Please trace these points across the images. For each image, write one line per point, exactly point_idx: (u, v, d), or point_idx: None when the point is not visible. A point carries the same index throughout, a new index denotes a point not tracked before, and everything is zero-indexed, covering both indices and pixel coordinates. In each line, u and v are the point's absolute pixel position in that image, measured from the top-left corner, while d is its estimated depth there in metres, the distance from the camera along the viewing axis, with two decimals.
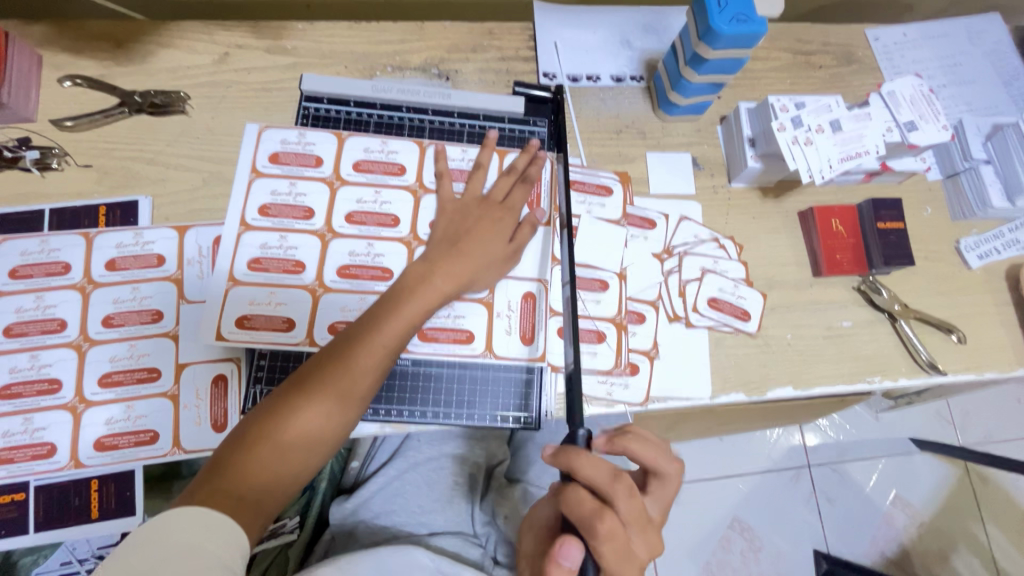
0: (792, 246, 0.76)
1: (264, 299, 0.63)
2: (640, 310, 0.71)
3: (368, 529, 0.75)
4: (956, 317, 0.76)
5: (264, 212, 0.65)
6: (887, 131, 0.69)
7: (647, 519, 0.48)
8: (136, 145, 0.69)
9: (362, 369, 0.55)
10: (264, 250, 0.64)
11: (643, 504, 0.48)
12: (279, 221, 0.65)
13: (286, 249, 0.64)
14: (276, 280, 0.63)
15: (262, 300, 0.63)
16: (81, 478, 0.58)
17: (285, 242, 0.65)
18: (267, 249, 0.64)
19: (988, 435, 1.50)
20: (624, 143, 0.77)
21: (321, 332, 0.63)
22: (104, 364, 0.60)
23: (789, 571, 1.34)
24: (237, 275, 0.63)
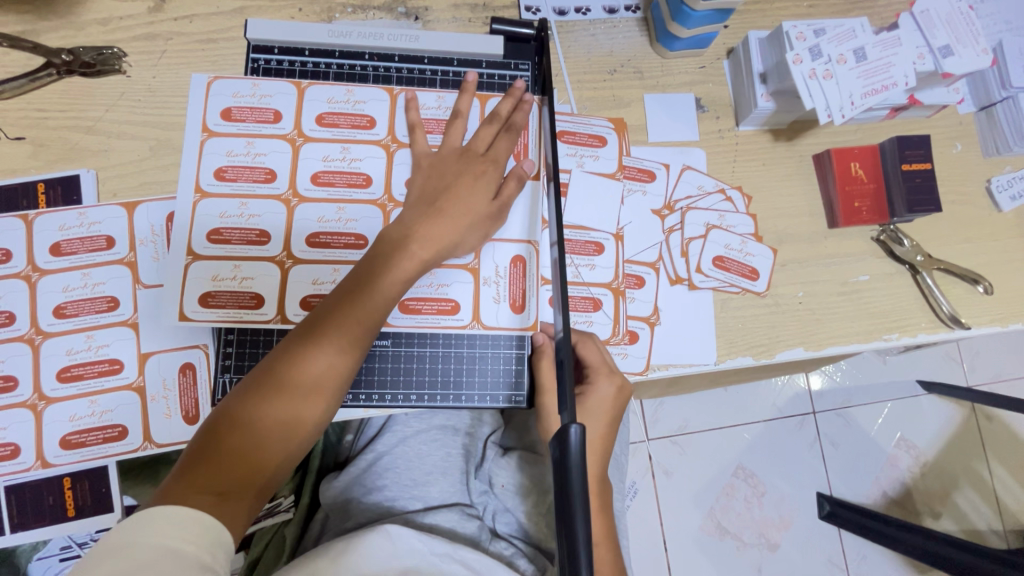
0: (806, 195, 0.69)
1: (228, 274, 0.57)
2: (639, 274, 0.65)
3: (362, 505, 0.73)
4: (983, 266, 0.70)
5: (219, 178, 0.59)
6: (919, 59, 0.61)
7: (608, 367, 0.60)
8: (71, 112, 0.61)
9: (354, 330, 0.51)
10: (224, 221, 0.58)
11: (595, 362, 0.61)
12: (238, 185, 0.59)
13: (247, 217, 0.58)
14: (240, 252, 0.58)
15: (226, 275, 0.57)
16: (51, 476, 0.56)
17: (246, 209, 0.58)
18: (226, 218, 0.58)
19: (997, 375, 1.48)
20: (618, 85, 0.69)
21: (293, 307, 0.58)
22: (61, 358, 0.56)
23: (791, 514, 1.36)
24: (195, 248, 0.57)
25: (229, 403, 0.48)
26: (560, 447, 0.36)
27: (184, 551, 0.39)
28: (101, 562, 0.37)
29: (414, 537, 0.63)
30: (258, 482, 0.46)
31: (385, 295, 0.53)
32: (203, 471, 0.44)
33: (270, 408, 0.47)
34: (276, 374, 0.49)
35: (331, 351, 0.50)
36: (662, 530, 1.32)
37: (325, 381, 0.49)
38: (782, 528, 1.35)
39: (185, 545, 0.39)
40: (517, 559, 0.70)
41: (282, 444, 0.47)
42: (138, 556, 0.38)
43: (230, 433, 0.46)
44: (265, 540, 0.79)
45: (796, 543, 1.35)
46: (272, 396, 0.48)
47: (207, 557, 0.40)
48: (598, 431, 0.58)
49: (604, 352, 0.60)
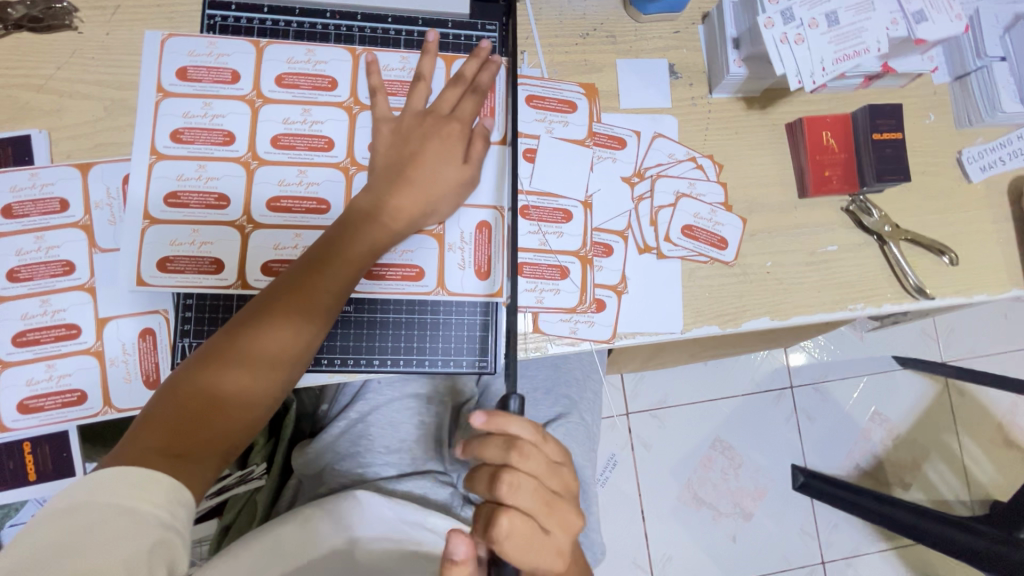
0: (777, 163, 0.68)
1: (187, 239, 0.56)
2: (607, 242, 0.65)
3: (334, 472, 0.74)
4: (950, 238, 0.70)
5: (173, 140, 0.57)
6: (893, 24, 0.60)
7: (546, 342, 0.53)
8: (21, 69, 0.59)
9: (325, 297, 0.51)
10: (179, 183, 0.57)
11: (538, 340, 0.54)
12: (195, 148, 0.57)
13: (206, 180, 0.57)
14: (198, 217, 0.57)
15: (185, 240, 0.56)
16: (11, 441, 0.55)
17: (204, 172, 0.57)
18: (183, 180, 0.57)
19: (970, 351, 1.51)
20: (591, 49, 0.67)
21: (253, 272, 0.57)
22: (16, 323, 0.55)
23: (765, 484, 1.39)
24: (152, 213, 0.56)
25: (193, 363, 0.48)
26: None
27: (139, 510, 0.39)
28: (49, 528, 0.36)
29: (383, 505, 0.64)
30: (218, 447, 0.46)
31: (358, 263, 0.53)
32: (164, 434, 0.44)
33: (235, 372, 0.47)
34: (242, 338, 0.48)
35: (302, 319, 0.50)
36: (639, 500, 1.35)
37: (292, 348, 0.49)
38: (756, 498, 1.38)
39: (139, 505, 0.39)
40: None
41: (244, 411, 0.47)
42: (91, 516, 0.37)
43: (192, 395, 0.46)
44: (237, 507, 0.78)
45: (769, 513, 1.38)
46: (238, 360, 0.47)
47: (166, 514, 0.40)
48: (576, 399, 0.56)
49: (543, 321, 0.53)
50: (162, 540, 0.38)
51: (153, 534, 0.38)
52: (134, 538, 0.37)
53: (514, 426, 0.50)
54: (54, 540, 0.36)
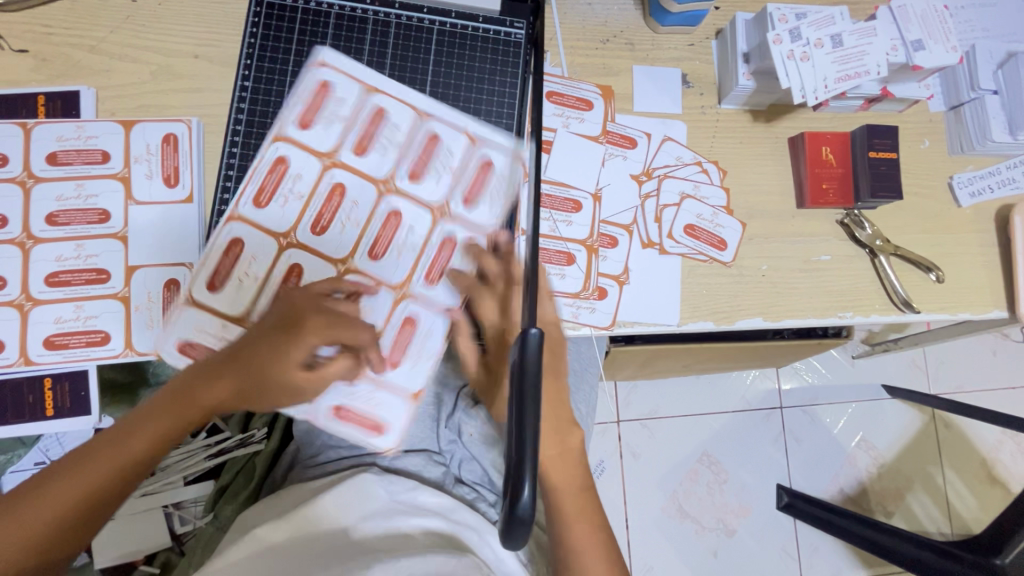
0: (778, 173, 0.72)
1: (288, 187, 0.60)
2: (613, 234, 0.68)
3: (333, 441, 0.77)
4: (939, 257, 0.74)
5: (179, 136, 0.62)
6: (892, 50, 0.64)
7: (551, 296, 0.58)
8: (77, 29, 0.63)
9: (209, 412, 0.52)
10: (179, 177, 0.61)
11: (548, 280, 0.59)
12: (195, 153, 0.61)
13: (288, 156, 0.61)
14: (259, 179, 0.60)
15: (252, 188, 0.60)
16: (34, 375, 0.58)
17: (287, 152, 0.61)
18: (190, 187, 0.61)
19: (957, 384, 1.54)
20: (609, 54, 0.71)
21: (265, 249, 0.60)
22: (49, 264, 0.58)
23: (749, 502, 1.41)
24: (136, 195, 0.60)
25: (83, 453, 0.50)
26: (519, 351, 0.39)
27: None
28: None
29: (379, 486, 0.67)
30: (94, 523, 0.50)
31: (269, 403, 0.52)
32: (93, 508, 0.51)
33: (142, 440, 0.51)
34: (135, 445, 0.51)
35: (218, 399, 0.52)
36: (625, 508, 1.37)
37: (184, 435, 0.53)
38: (739, 515, 1.40)
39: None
40: (480, 502, 0.76)
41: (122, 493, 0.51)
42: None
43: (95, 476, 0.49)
44: (236, 469, 0.81)
45: (752, 531, 1.40)
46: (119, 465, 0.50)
47: None
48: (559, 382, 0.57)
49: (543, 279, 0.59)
50: None
51: None
52: None
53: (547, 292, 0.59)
54: None
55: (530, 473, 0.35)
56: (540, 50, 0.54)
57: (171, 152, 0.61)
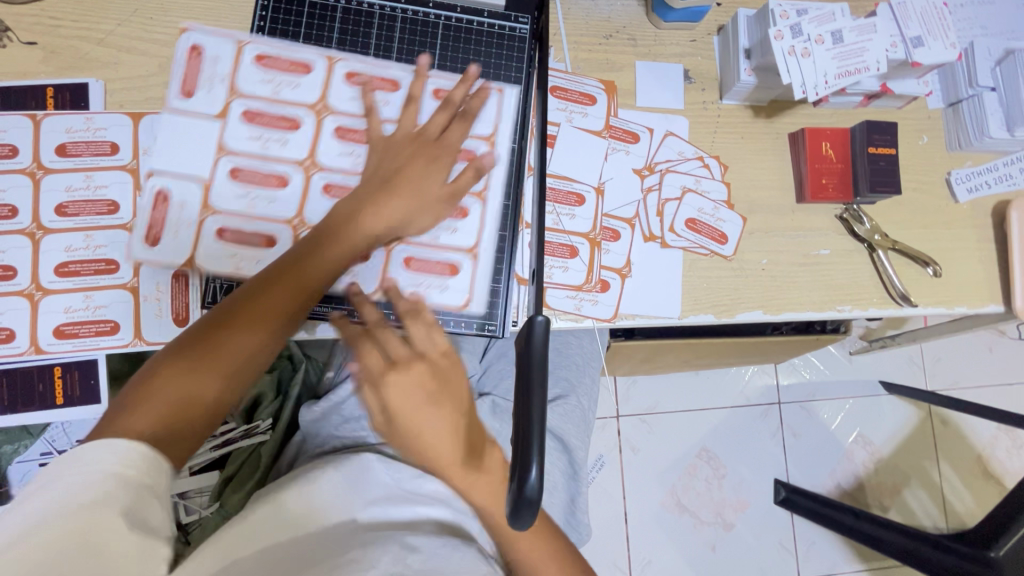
0: (779, 168, 0.73)
1: (272, 91, 0.62)
2: (615, 228, 0.69)
3: (337, 433, 0.78)
4: (936, 252, 0.75)
5: (271, 52, 0.63)
6: (892, 47, 0.65)
7: None
8: (84, 22, 0.63)
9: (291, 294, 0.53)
10: (254, 131, 0.61)
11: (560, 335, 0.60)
12: (286, 110, 0.62)
13: (296, 86, 0.63)
14: (272, 88, 0.62)
15: (254, 85, 0.62)
16: (44, 364, 0.59)
17: (297, 86, 0.63)
18: (256, 140, 0.61)
19: (953, 379, 1.55)
20: (612, 49, 0.72)
21: (228, 127, 0.61)
22: (59, 254, 0.59)
23: (748, 496, 1.42)
24: (225, 147, 0.61)
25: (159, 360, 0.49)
26: (525, 339, 0.40)
27: (152, 500, 0.40)
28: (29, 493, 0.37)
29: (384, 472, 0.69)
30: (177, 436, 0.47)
31: (325, 273, 0.55)
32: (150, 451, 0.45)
33: (226, 352, 0.50)
34: (214, 340, 0.50)
35: (303, 301, 0.54)
36: (625, 501, 1.38)
37: (251, 357, 0.51)
38: (738, 509, 1.41)
39: (128, 498, 0.38)
40: None
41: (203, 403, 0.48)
42: (79, 485, 0.37)
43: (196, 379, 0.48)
44: (240, 460, 0.80)
45: (750, 524, 1.41)
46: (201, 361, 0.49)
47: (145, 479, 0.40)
48: None
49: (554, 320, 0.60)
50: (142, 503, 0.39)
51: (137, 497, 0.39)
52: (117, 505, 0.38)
53: None
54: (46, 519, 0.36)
55: (536, 455, 0.35)
56: (546, 44, 0.55)
57: None
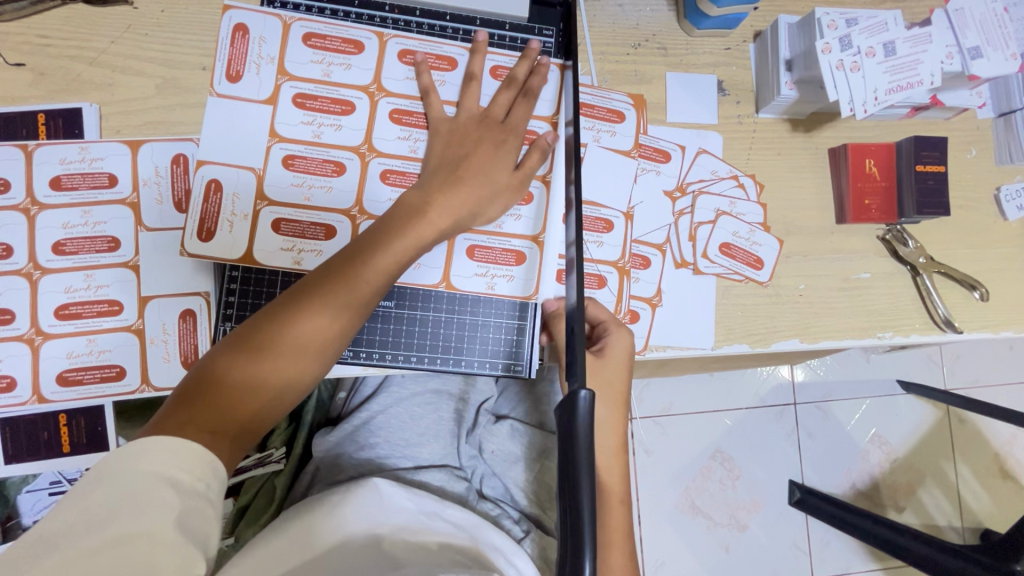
0: (818, 188, 0.69)
1: (321, 73, 0.58)
2: (645, 254, 0.65)
3: (353, 460, 0.75)
4: (980, 273, 0.71)
5: (319, 29, 0.58)
6: (948, 58, 0.60)
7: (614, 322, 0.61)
8: (75, 41, 0.58)
9: (355, 293, 0.49)
10: (307, 114, 0.57)
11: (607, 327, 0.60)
12: (338, 92, 0.58)
13: (344, 66, 0.58)
14: (323, 69, 0.58)
15: (302, 64, 0.58)
16: (47, 412, 0.56)
17: (349, 64, 0.58)
18: (309, 124, 0.57)
19: (975, 380, 1.52)
20: (641, 60, 0.67)
21: (280, 108, 0.57)
22: (58, 296, 0.55)
23: (761, 496, 1.39)
24: (279, 131, 0.57)
25: (216, 357, 0.47)
26: (568, 414, 0.36)
27: (201, 508, 0.40)
28: (84, 491, 0.38)
29: (405, 497, 0.67)
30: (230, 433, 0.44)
31: (387, 271, 0.51)
32: (174, 415, 0.43)
33: (277, 357, 0.47)
34: (271, 343, 0.47)
35: (364, 301, 0.50)
36: (638, 504, 1.35)
37: (309, 369, 0.48)
38: (751, 510, 1.38)
39: (179, 506, 0.38)
40: (504, 519, 0.74)
41: (269, 401, 0.47)
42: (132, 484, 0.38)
43: (250, 362, 0.46)
44: (254, 489, 0.79)
45: (764, 525, 1.38)
46: (258, 360, 0.46)
47: (201, 484, 0.40)
48: (612, 421, 0.59)
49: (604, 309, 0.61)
50: (196, 509, 0.39)
51: (191, 502, 0.39)
52: (171, 506, 0.38)
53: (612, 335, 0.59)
54: (92, 510, 0.37)
55: (589, 549, 0.32)
56: (575, 59, 0.51)
57: (181, 175, 0.58)
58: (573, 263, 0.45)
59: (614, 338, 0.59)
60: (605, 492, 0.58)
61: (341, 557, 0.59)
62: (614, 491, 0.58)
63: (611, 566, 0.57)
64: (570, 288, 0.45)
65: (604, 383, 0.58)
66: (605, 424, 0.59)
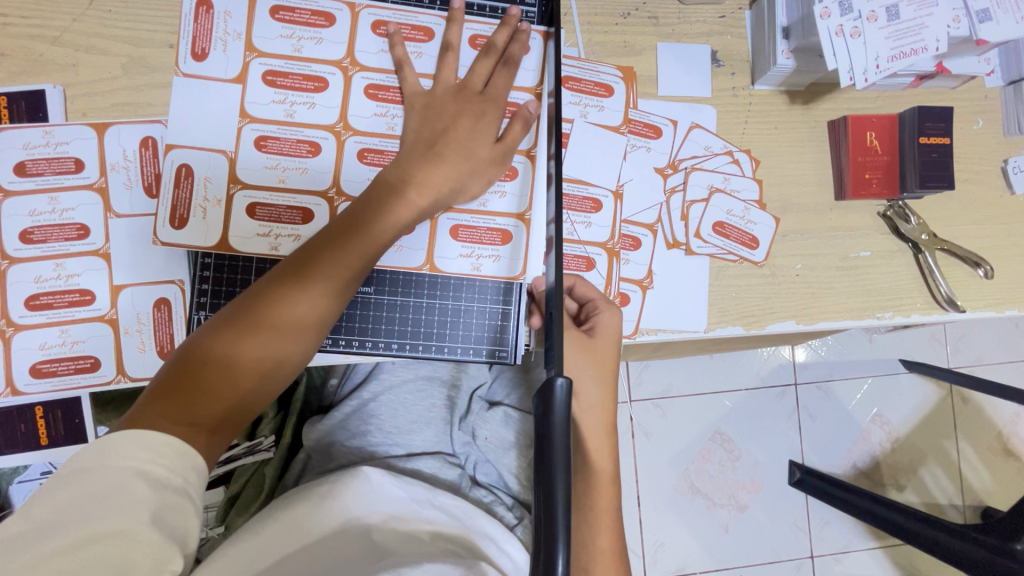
0: (816, 163, 0.66)
1: (290, 48, 0.55)
2: (636, 235, 0.63)
3: (344, 449, 0.74)
4: (985, 250, 0.68)
5: (287, 2, 0.55)
6: (954, 22, 0.56)
7: (606, 301, 0.59)
8: (34, 18, 0.56)
9: (338, 271, 0.47)
10: (278, 92, 0.55)
11: (600, 305, 0.58)
12: (310, 68, 0.55)
13: (315, 39, 0.56)
14: (294, 44, 0.55)
15: (270, 39, 0.55)
16: (22, 404, 0.55)
17: (319, 38, 0.56)
18: (281, 103, 0.55)
19: (979, 358, 1.50)
20: (630, 30, 0.64)
21: (249, 86, 0.55)
22: (28, 286, 0.54)
23: (762, 479, 1.38)
24: (249, 112, 0.54)
25: (192, 344, 0.45)
26: (543, 403, 0.35)
27: (180, 504, 0.38)
28: (55, 488, 0.36)
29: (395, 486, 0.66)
30: (213, 422, 0.42)
31: (371, 248, 0.49)
32: (151, 407, 0.41)
33: (259, 341, 0.45)
34: (252, 327, 0.45)
35: (348, 278, 0.48)
36: (637, 486, 1.35)
37: (295, 350, 0.47)
38: (752, 491, 1.38)
39: (156, 501, 0.36)
40: (497, 506, 0.74)
41: (254, 387, 0.45)
42: (106, 479, 0.36)
43: (230, 347, 0.44)
44: (244, 478, 0.78)
45: (764, 506, 1.38)
46: (239, 343, 0.44)
47: (179, 479, 0.38)
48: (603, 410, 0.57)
49: (592, 289, 0.59)
50: (175, 505, 0.37)
51: (168, 497, 0.37)
52: (147, 500, 0.36)
53: (604, 314, 0.58)
54: (63, 510, 0.35)
55: (563, 541, 0.30)
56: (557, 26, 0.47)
57: (150, 158, 0.56)
58: (554, 241, 0.42)
59: (604, 317, 0.57)
60: (595, 476, 0.57)
61: (328, 543, 0.58)
62: (603, 480, 0.57)
63: (601, 546, 0.56)
64: (552, 268, 0.43)
65: (594, 364, 0.57)
66: (594, 410, 0.57)
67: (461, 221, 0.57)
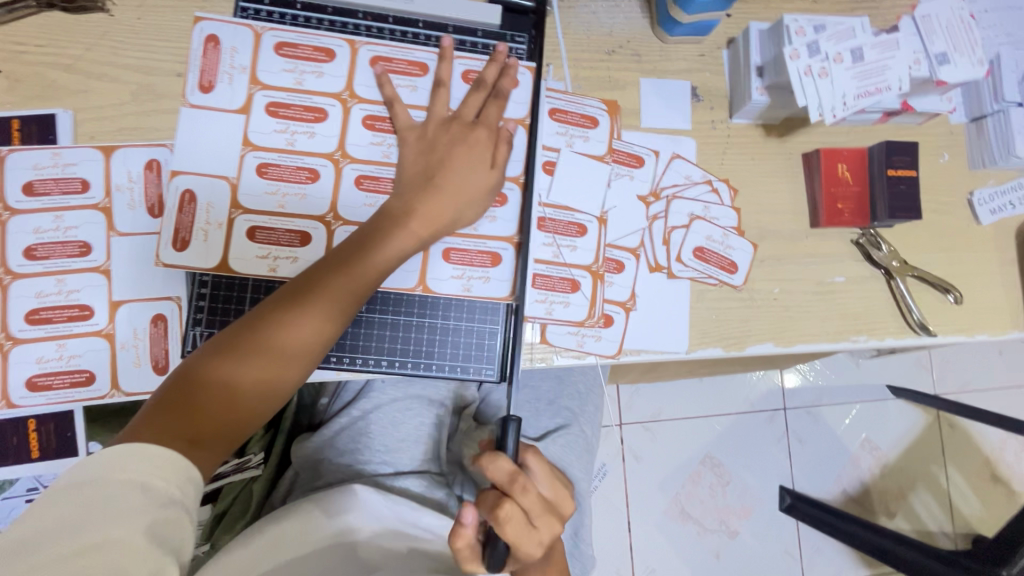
0: (791, 192, 0.69)
1: (291, 81, 0.58)
2: (619, 258, 0.65)
3: (332, 466, 0.74)
4: (954, 277, 0.71)
5: (290, 39, 0.59)
6: (915, 64, 0.61)
7: None
8: (50, 48, 0.59)
9: (337, 296, 0.49)
10: (280, 123, 0.58)
11: None
12: (310, 100, 0.58)
13: (315, 72, 0.59)
14: (295, 76, 0.58)
15: (272, 71, 0.58)
16: (17, 417, 0.56)
17: (320, 71, 0.59)
18: (282, 133, 0.58)
19: (964, 384, 1.52)
20: (615, 66, 0.68)
21: (252, 116, 0.57)
22: (29, 300, 0.56)
23: (752, 504, 1.38)
24: (252, 140, 0.57)
25: (192, 362, 0.46)
26: None
27: (175, 518, 0.38)
28: (50, 500, 0.36)
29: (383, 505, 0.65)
30: (207, 436, 0.43)
31: (370, 276, 0.51)
32: (149, 422, 0.42)
33: (258, 362, 0.46)
34: (251, 348, 0.47)
35: (346, 303, 0.50)
36: (627, 510, 1.34)
37: (291, 372, 0.48)
38: (742, 516, 1.38)
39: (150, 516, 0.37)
40: None
41: (249, 407, 0.46)
42: (102, 491, 0.37)
43: (230, 367, 0.46)
44: (232, 495, 0.77)
45: (754, 532, 1.38)
46: (237, 363, 0.46)
47: (177, 492, 0.39)
48: None
49: None
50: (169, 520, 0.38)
51: (163, 510, 0.38)
52: (142, 514, 0.37)
53: None
54: (58, 521, 0.35)
55: None
56: None
57: (154, 180, 0.58)
58: None
59: None
60: None
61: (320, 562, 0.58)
62: None
63: None
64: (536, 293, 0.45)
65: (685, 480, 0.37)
66: None
67: (451, 244, 0.60)
